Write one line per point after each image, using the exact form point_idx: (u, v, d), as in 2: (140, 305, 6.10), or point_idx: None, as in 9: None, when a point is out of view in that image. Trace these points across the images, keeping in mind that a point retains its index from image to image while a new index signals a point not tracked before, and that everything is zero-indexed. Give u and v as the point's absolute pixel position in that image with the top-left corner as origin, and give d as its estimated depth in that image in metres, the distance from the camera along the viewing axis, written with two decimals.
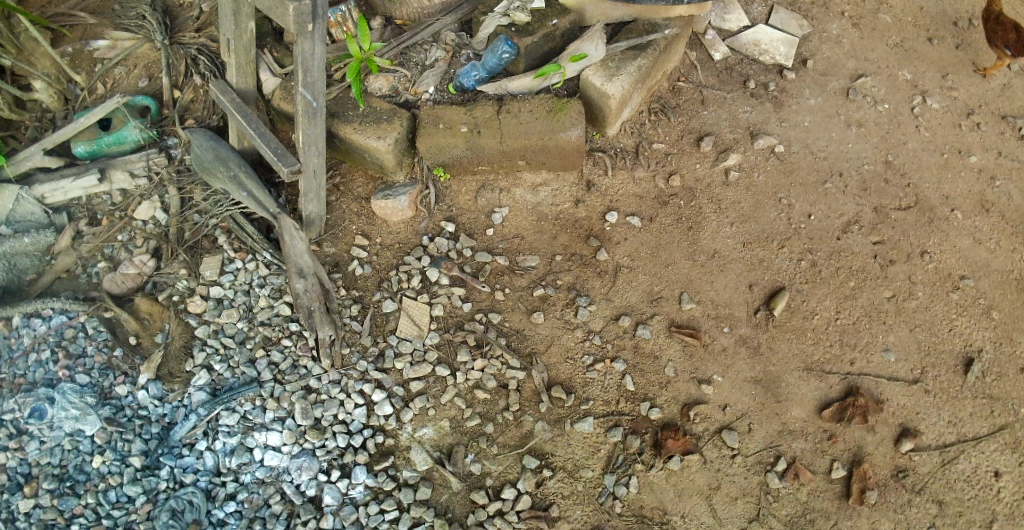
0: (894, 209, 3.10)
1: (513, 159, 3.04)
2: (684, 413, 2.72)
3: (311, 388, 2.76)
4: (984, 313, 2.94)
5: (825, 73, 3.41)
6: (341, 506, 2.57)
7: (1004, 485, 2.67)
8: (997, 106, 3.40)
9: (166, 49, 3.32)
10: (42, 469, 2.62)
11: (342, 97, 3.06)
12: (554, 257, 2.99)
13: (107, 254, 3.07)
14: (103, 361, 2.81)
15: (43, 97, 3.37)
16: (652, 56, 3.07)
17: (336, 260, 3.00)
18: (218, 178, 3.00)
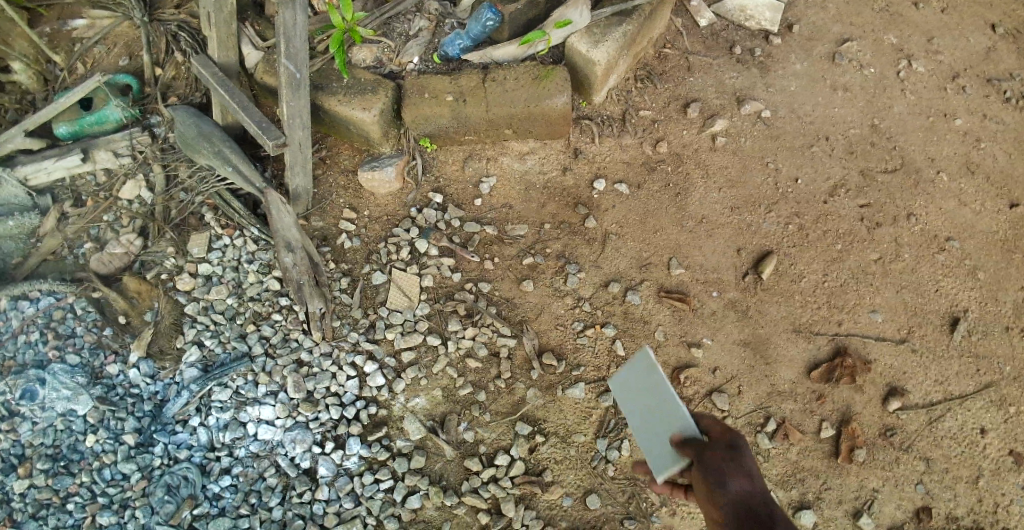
0: (880, 172, 3.11)
1: (499, 128, 3.03)
2: (674, 376, 2.75)
3: (303, 361, 2.76)
4: (969, 273, 2.96)
5: (812, 38, 3.38)
6: (336, 477, 2.58)
7: (989, 442, 2.72)
8: (982, 70, 3.39)
9: (146, 27, 3.23)
10: (35, 450, 2.62)
11: (326, 69, 3.04)
12: (543, 225, 2.99)
13: (93, 234, 3.05)
14: (93, 340, 2.80)
15: (23, 79, 3.35)
16: (637, 22, 3.05)
17: (325, 234, 2.99)
18: (202, 154, 2.99)
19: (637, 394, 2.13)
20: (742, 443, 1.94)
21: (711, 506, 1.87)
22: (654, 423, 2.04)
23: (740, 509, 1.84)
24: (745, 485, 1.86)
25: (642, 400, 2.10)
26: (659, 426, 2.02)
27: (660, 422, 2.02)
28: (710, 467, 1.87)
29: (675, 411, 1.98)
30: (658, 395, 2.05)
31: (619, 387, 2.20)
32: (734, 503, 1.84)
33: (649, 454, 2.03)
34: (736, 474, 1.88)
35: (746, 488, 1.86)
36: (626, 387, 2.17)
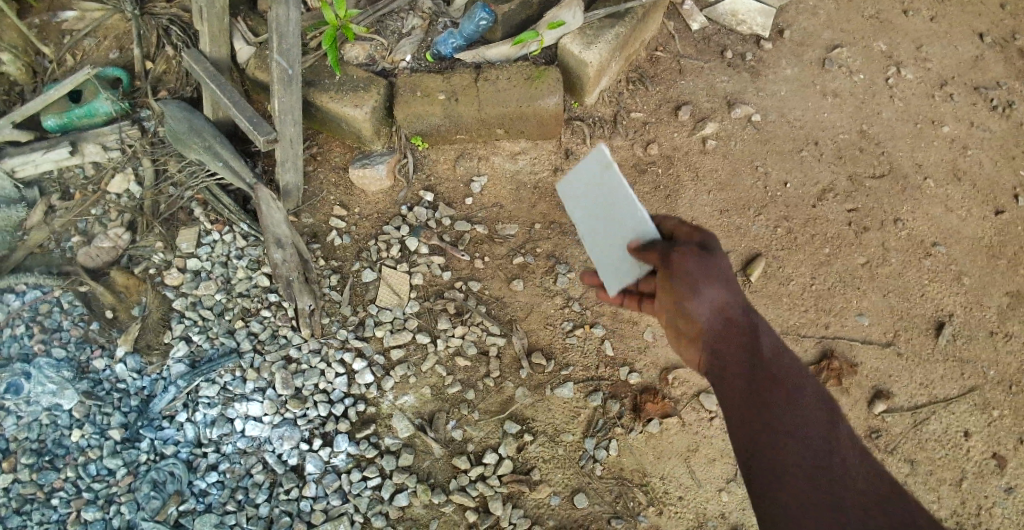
0: (868, 177, 3.14)
1: (491, 128, 3.04)
2: (662, 377, 2.76)
3: (291, 357, 2.75)
4: (954, 278, 3.00)
5: (802, 44, 3.40)
6: (324, 474, 2.58)
7: (972, 445, 2.76)
8: (969, 78, 3.43)
9: (136, 20, 3.22)
10: (19, 444, 2.60)
11: (318, 65, 3.04)
12: (533, 225, 3.00)
13: (81, 228, 3.02)
14: (80, 334, 2.79)
15: (10, 70, 3.27)
16: (630, 24, 3.06)
17: (315, 231, 2.98)
18: (192, 149, 2.97)
19: (597, 201, 2.30)
20: (713, 248, 2.02)
21: (671, 305, 2.03)
22: (610, 225, 2.24)
23: (713, 318, 1.97)
24: (723, 289, 1.98)
25: (599, 206, 2.29)
26: (618, 228, 2.21)
27: (619, 225, 2.21)
28: (691, 276, 1.97)
29: (631, 215, 2.16)
30: (615, 202, 2.23)
31: (572, 190, 2.40)
32: (704, 309, 1.97)
33: (605, 264, 2.26)
34: (704, 275, 1.97)
35: (725, 294, 1.97)
36: (579, 192, 2.37)
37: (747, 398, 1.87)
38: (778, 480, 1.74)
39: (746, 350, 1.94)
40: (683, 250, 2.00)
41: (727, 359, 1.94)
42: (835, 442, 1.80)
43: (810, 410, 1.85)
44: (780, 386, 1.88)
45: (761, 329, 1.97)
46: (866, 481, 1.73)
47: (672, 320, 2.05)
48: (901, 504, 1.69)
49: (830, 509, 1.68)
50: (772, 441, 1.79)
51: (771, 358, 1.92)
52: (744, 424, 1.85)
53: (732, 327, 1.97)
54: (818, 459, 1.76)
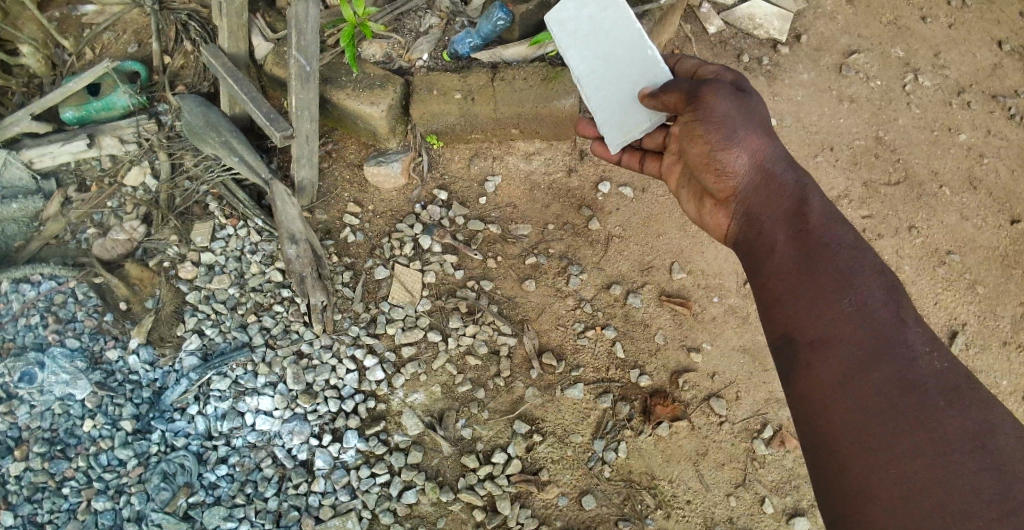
0: (883, 184, 3.12)
1: (506, 127, 3.06)
2: (673, 380, 2.76)
3: (303, 353, 2.77)
4: (968, 287, 2.98)
5: (819, 48, 3.38)
6: (333, 470, 2.59)
7: None
8: (987, 86, 3.41)
9: (156, 15, 3.26)
10: (32, 433, 2.63)
11: (335, 63, 3.05)
12: (546, 226, 3.00)
13: (96, 220, 3.04)
14: (94, 325, 2.80)
15: (31, 64, 3.31)
16: (646, 27, 3.05)
17: (328, 228, 2.99)
18: (208, 143, 2.98)
19: (607, 42, 2.45)
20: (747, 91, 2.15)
21: (698, 141, 2.13)
22: (618, 71, 2.42)
23: (750, 162, 2.10)
24: (758, 138, 2.11)
25: (602, 47, 2.46)
26: (631, 75, 2.40)
27: (631, 70, 2.40)
28: (724, 119, 2.10)
29: (653, 61, 2.36)
30: (632, 46, 2.40)
31: (567, 27, 2.50)
32: (739, 148, 2.09)
33: (616, 105, 2.42)
34: (738, 111, 2.11)
35: (761, 144, 2.10)
36: (575, 33, 2.49)
37: (794, 266, 1.92)
38: (833, 371, 1.75)
39: (788, 210, 2.03)
40: (712, 92, 2.11)
41: (766, 208, 2.07)
42: (902, 329, 1.76)
43: (868, 286, 1.82)
44: (834, 260, 1.88)
45: (801, 185, 2.06)
46: (939, 378, 1.68)
47: (708, 179, 2.16)
48: (975, 398, 1.66)
49: (897, 409, 1.66)
50: (825, 323, 1.81)
51: (817, 219, 1.97)
52: (795, 288, 1.89)
53: (770, 178, 2.09)
54: (880, 349, 1.74)
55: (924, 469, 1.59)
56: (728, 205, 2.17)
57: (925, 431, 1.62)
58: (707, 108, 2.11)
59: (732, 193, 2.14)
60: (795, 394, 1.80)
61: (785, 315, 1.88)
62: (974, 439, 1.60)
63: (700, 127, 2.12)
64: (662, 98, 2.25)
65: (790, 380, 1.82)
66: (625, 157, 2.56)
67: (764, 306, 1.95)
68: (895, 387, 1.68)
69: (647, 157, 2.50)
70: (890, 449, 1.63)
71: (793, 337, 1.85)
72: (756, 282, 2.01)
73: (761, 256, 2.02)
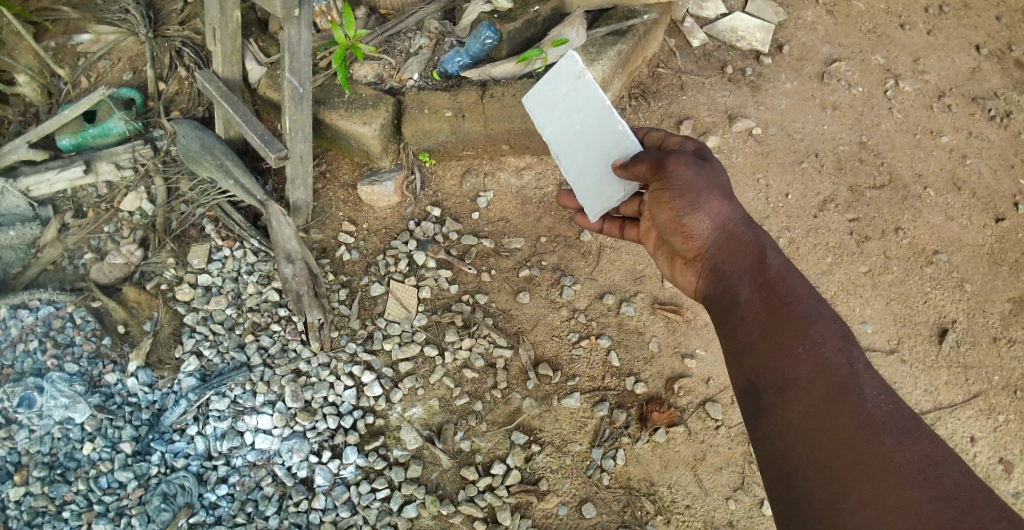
0: (868, 188, 3.18)
1: (497, 143, 3.11)
2: (668, 386, 2.79)
3: (301, 371, 2.78)
4: (957, 286, 3.03)
5: (801, 58, 3.46)
6: (333, 486, 2.60)
7: (979, 450, 2.79)
8: (967, 89, 3.48)
9: (151, 43, 3.35)
10: (32, 457, 2.63)
11: (328, 85, 3.10)
12: (538, 238, 3.04)
13: (94, 245, 3.07)
14: (92, 350, 2.82)
15: (27, 91, 3.38)
16: (631, 41, 3.12)
17: (324, 247, 3.03)
18: (205, 167, 3.04)
19: (581, 117, 2.52)
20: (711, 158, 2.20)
21: (663, 207, 2.19)
22: (590, 143, 2.48)
23: (712, 222, 2.12)
24: (721, 199, 2.13)
25: (577, 122, 2.53)
26: (601, 147, 2.45)
27: (601, 142, 2.45)
28: (688, 185, 2.14)
29: (621, 135, 2.39)
30: (602, 122, 2.45)
31: (546, 105, 2.62)
32: (703, 213, 2.12)
33: (592, 177, 2.48)
34: (702, 177, 2.15)
35: (723, 206, 2.13)
36: (552, 112, 2.61)
37: (755, 317, 1.94)
38: (794, 414, 1.76)
39: (749, 264, 2.04)
40: (677, 161, 2.16)
41: (727, 264, 2.08)
42: (856, 374, 1.77)
43: (824, 335, 1.84)
44: (791, 309, 1.90)
45: (762, 242, 2.08)
46: (890, 416, 1.70)
47: (676, 241, 2.19)
48: (923, 434, 1.68)
49: (850, 445, 1.67)
50: (784, 368, 1.82)
51: (776, 273, 1.98)
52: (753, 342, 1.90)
53: (731, 237, 2.11)
54: (836, 392, 1.74)
55: (880, 500, 1.60)
56: (696, 265, 2.18)
57: (879, 465, 1.63)
58: (672, 175, 2.16)
59: (699, 254, 2.15)
60: (761, 434, 1.79)
61: (747, 364, 1.88)
62: (923, 471, 1.62)
63: (666, 194, 2.17)
64: (632, 168, 2.29)
65: (757, 423, 1.81)
66: (605, 225, 2.60)
67: (729, 357, 1.95)
68: (851, 425, 1.69)
69: (624, 224, 2.54)
70: (847, 483, 1.64)
71: (756, 383, 1.85)
72: (722, 332, 2.00)
73: (723, 310, 2.03)
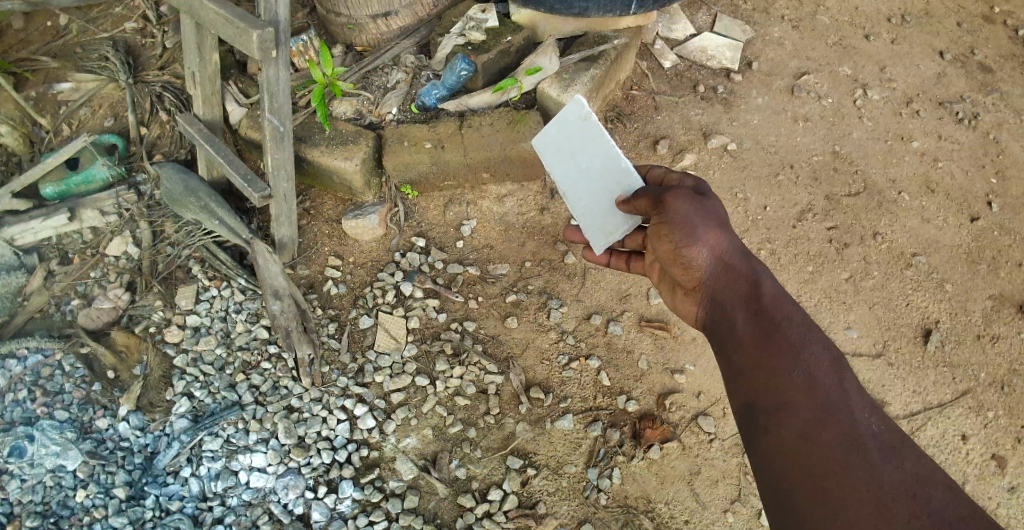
0: (844, 195, 3.24)
1: (477, 172, 3.15)
2: (660, 402, 2.81)
3: (293, 407, 2.78)
4: (937, 286, 3.08)
5: (770, 73, 3.55)
6: (330, 521, 2.58)
7: (971, 447, 2.81)
8: (934, 94, 3.58)
9: (131, 89, 3.39)
10: (24, 507, 2.58)
11: (308, 122, 3.15)
12: (523, 263, 3.08)
13: (80, 291, 3.07)
14: (82, 396, 2.80)
15: (9, 142, 3.38)
16: (603, 66, 3.19)
17: (312, 282, 3.05)
18: (188, 209, 3.07)
19: (586, 156, 2.55)
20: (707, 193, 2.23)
21: (660, 239, 2.21)
22: (593, 182, 2.52)
23: (709, 255, 2.12)
24: (717, 232, 2.14)
25: (581, 161, 2.56)
26: (606, 185, 2.49)
27: (606, 181, 2.49)
28: (685, 218, 2.16)
29: (626, 174, 2.44)
30: (606, 160, 2.49)
31: (550, 144, 2.64)
32: (700, 245, 2.13)
33: (595, 211, 2.51)
34: (697, 211, 2.17)
35: (717, 237, 2.13)
36: (555, 150, 2.63)
37: (752, 345, 1.96)
38: (789, 433, 1.79)
39: (744, 294, 2.05)
40: (673, 197, 2.20)
41: (725, 295, 2.08)
42: (846, 396, 1.81)
43: (816, 361, 1.87)
44: (785, 335, 1.92)
45: (757, 273, 2.08)
46: (878, 439, 1.73)
47: (676, 273, 2.19)
48: (912, 455, 1.71)
49: (842, 462, 1.70)
50: (778, 393, 1.85)
51: (771, 302, 2.00)
52: (750, 368, 1.93)
53: (727, 268, 2.11)
54: (826, 412, 1.78)
55: (873, 516, 1.63)
56: (697, 296, 2.17)
57: (870, 482, 1.67)
58: (669, 210, 2.19)
59: (699, 285, 2.16)
60: (759, 453, 1.83)
61: (743, 388, 1.91)
62: (913, 490, 1.65)
63: (664, 227, 2.19)
64: (634, 203, 2.34)
65: (754, 444, 1.85)
66: (613, 259, 2.58)
67: (728, 380, 1.98)
68: (842, 445, 1.73)
69: (632, 258, 2.52)
70: (841, 498, 1.67)
71: (752, 406, 1.88)
72: (723, 361, 2.02)
73: (722, 339, 2.04)
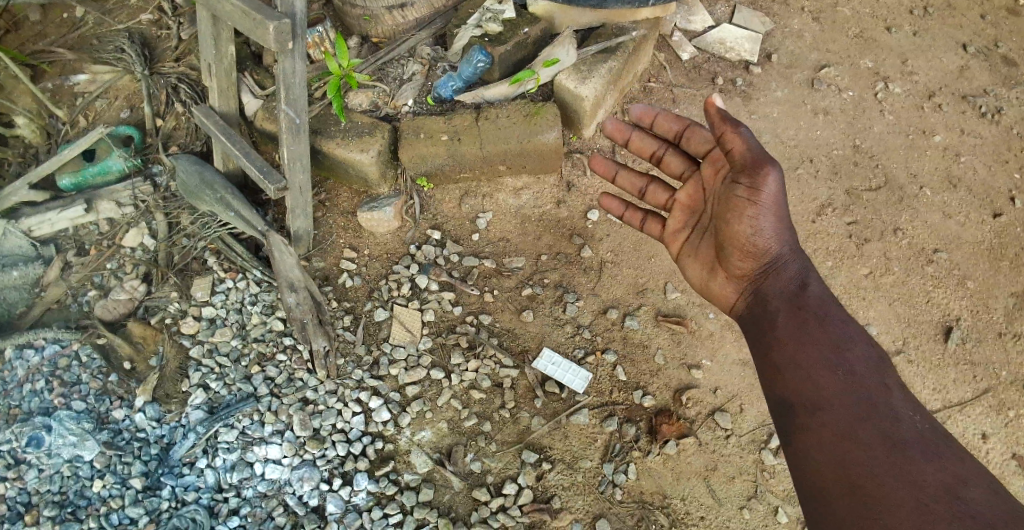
0: (864, 190, 3.20)
1: (493, 165, 3.12)
2: (676, 398, 2.80)
3: (308, 399, 2.77)
4: (959, 283, 3.04)
5: (790, 66, 3.51)
6: (345, 514, 2.58)
7: (992, 447, 2.78)
8: (957, 87, 3.53)
9: (146, 81, 3.39)
10: (41, 497, 2.60)
11: (324, 114, 3.14)
12: (539, 257, 3.06)
13: (97, 282, 3.08)
14: (99, 387, 2.81)
15: (26, 133, 3.40)
16: (621, 58, 3.16)
17: (327, 274, 3.04)
18: (204, 201, 3.07)
19: None
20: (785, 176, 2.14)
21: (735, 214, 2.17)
22: None
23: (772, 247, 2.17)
24: (784, 225, 2.16)
25: None
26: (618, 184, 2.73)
27: None
28: (773, 202, 2.11)
29: None
30: None
31: None
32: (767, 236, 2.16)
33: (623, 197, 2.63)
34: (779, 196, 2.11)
35: (786, 229, 2.16)
36: None
37: (793, 338, 2.07)
38: (826, 431, 1.88)
39: (791, 291, 2.15)
40: (775, 175, 2.08)
41: (773, 288, 2.17)
42: (885, 394, 1.91)
43: (856, 357, 1.99)
44: (825, 330, 2.05)
45: (803, 269, 2.17)
46: (916, 440, 1.82)
47: (734, 253, 2.21)
48: (950, 455, 1.79)
49: (880, 462, 1.79)
50: (820, 393, 1.94)
51: (815, 303, 2.12)
52: (793, 360, 2.03)
53: (781, 262, 2.17)
54: (865, 413, 1.88)
55: (914, 513, 1.70)
56: (739, 279, 2.25)
57: (910, 481, 1.75)
58: (762, 187, 2.10)
59: (747, 274, 2.23)
60: (797, 453, 1.90)
61: (781, 383, 2.01)
62: (951, 489, 1.73)
63: (753, 206, 2.13)
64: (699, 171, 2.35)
65: (790, 440, 1.93)
66: (627, 212, 2.54)
67: (764, 375, 2.08)
68: (880, 446, 1.82)
69: (648, 219, 2.52)
70: (879, 498, 1.74)
71: (788, 401, 1.98)
72: (760, 354, 2.12)
73: (762, 329, 2.15)
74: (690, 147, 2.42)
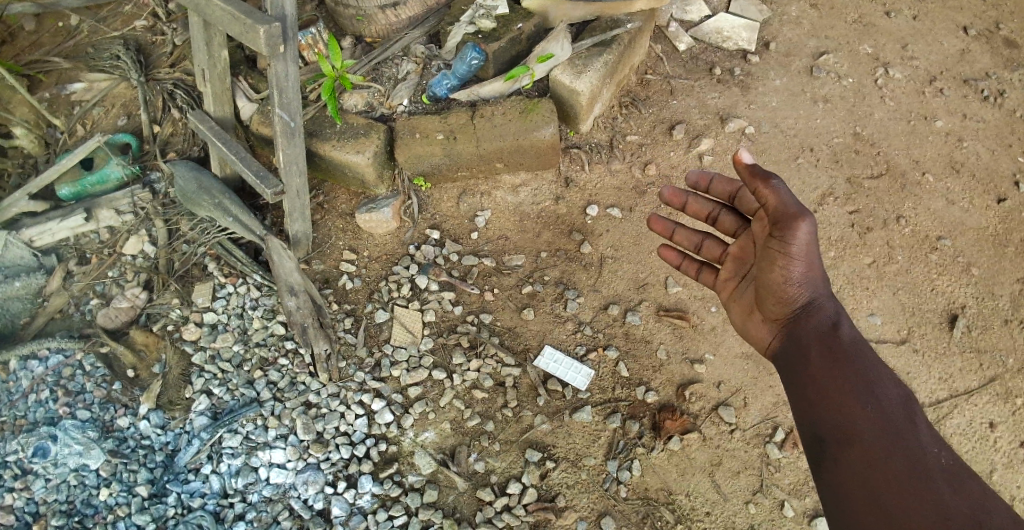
0: (866, 178, 3.16)
1: (491, 163, 3.10)
2: (679, 393, 2.78)
3: (311, 403, 2.78)
4: (963, 270, 3.00)
5: (788, 54, 3.46)
6: (350, 516, 2.58)
7: (999, 436, 2.75)
8: (959, 71, 3.47)
9: (142, 87, 3.39)
10: (49, 506, 2.62)
11: (319, 116, 3.13)
12: (539, 254, 3.05)
13: (98, 291, 3.08)
14: (103, 395, 2.82)
15: (24, 143, 3.42)
16: (617, 51, 3.13)
17: (326, 276, 3.04)
18: (203, 206, 3.07)
19: None
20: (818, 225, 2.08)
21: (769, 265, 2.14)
22: None
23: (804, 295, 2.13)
24: (817, 273, 2.12)
25: None
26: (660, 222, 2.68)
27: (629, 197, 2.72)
28: (805, 252, 2.07)
29: None
30: None
31: None
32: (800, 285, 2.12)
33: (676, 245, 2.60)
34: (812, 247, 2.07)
35: (818, 275, 2.12)
36: None
37: (825, 376, 2.02)
38: (856, 457, 1.85)
39: (823, 333, 2.10)
40: (806, 228, 2.03)
41: (804, 327, 2.13)
42: (915, 431, 1.87)
43: (887, 394, 1.94)
44: (856, 369, 2.00)
45: (835, 310, 2.14)
46: (946, 470, 1.79)
47: (768, 297, 2.19)
48: (979, 490, 1.76)
49: (906, 490, 1.76)
50: (850, 423, 1.91)
51: (848, 344, 2.07)
52: (824, 394, 1.98)
53: (814, 308, 2.13)
54: (895, 443, 1.85)
55: None
56: (774, 322, 2.22)
57: (936, 510, 1.72)
58: (793, 239, 2.06)
59: (780, 318, 2.19)
60: (824, 479, 1.87)
61: (812, 414, 1.97)
62: (977, 520, 1.70)
63: (784, 257, 2.10)
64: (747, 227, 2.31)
65: (819, 468, 1.89)
66: (684, 262, 2.50)
67: (796, 407, 2.03)
68: (908, 474, 1.79)
69: (704, 269, 2.49)
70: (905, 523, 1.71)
71: (819, 430, 1.94)
72: (790, 389, 2.08)
73: (794, 370, 2.10)
74: (743, 207, 2.42)
